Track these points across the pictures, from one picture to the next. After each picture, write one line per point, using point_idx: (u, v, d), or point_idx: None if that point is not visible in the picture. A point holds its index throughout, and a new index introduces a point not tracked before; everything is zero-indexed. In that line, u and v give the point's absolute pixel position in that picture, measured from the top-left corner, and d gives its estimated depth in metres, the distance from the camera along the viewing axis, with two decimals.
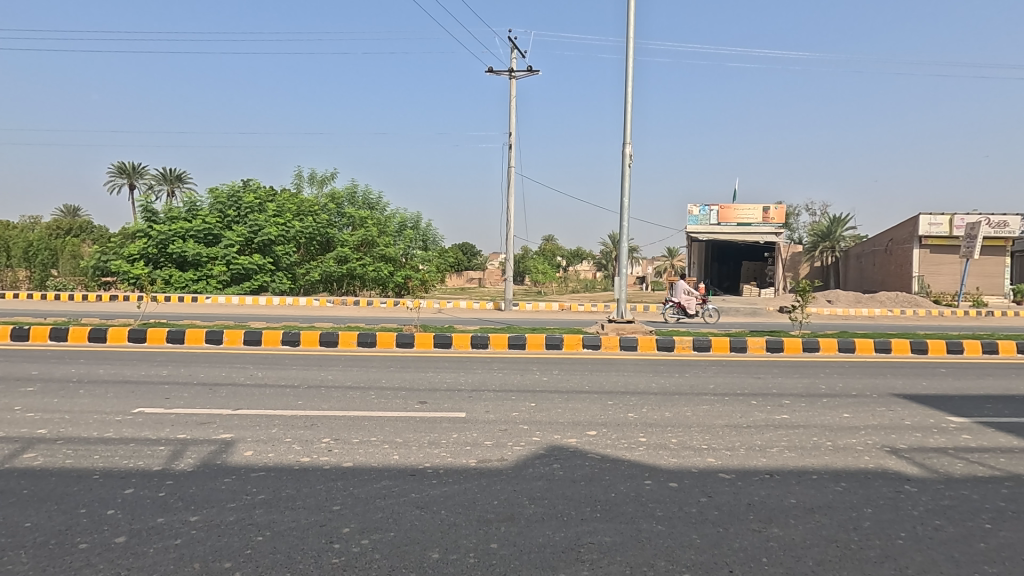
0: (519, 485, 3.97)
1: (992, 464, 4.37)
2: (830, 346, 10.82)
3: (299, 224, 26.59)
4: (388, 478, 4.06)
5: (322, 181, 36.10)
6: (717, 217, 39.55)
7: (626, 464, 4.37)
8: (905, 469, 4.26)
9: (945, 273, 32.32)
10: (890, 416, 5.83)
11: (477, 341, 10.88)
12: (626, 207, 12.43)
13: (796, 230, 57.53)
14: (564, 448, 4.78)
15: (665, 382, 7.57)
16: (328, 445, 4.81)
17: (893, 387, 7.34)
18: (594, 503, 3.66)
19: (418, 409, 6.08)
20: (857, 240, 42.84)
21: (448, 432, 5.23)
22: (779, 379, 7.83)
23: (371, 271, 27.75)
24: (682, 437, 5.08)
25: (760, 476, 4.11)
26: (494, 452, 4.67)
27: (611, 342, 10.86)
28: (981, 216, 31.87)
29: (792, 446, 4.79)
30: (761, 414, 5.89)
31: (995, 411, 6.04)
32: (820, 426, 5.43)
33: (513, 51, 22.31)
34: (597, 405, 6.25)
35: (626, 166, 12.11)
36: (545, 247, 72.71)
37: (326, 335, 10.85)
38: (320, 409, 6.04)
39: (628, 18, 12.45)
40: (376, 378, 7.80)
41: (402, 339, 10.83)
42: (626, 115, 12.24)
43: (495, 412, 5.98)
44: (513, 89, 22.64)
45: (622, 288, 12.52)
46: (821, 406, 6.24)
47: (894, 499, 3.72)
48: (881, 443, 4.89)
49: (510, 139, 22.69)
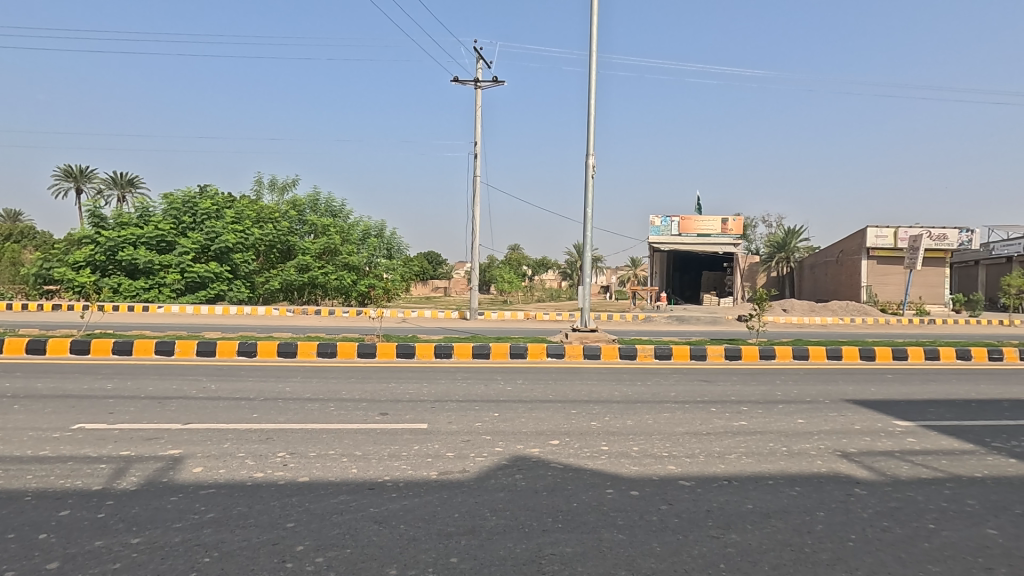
0: (481, 497, 3.91)
1: (934, 466, 4.57)
2: (785, 354, 11.12)
3: (259, 231, 25.91)
4: (345, 493, 3.95)
5: (282, 188, 35.56)
6: (678, 228, 40.32)
7: (589, 473, 4.38)
8: (856, 472, 4.41)
9: (891, 283, 33.89)
10: (842, 421, 6.03)
11: (441, 351, 10.75)
12: (589, 217, 12.55)
13: (754, 241, 59.51)
14: (527, 458, 4.75)
15: (628, 391, 7.62)
16: (282, 460, 4.64)
17: (845, 393, 7.59)
18: (556, 514, 3.64)
19: (378, 421, 5.95)
20: (810, 251, 44.59)
21: (409, 444, 5.12)
22: (737, 386, 8.00)
23: (333, 280, 27.19)
24: (644, 444, 5.12)
25: (719, 483, 4.17)
26: (456, 464, 4.60)
27: (574, 351, 10.93)
28: (924, 228, 33.62)
29: (750, 453, 4.89)
30: (720, 420, 6.01)
31: (938, 415, 6.32)
32: (776, 431, 5.59)
33: (478, 61, 22.15)
34: (560, 414, 6.25)
35: (589, 176, 12.27)
36: (512, 257, 72.93)
37: (284, 346, 10.52)
38: (276, 421, 5.84)
39: (589, 34, 12.63)
40: (336, 389, 7.59)
41: (363, 349, 10.61)
42: (590, 127, 12.42)
43: (458, 423, 5.91)
44: (478, 100, 22.52)
45: (586, 296, 12.60)
46: (777, 412, 6.40)
47: (846, 502, 3.83)
48: (833, 448, 5.05)
49: (475, 148, 22.56)
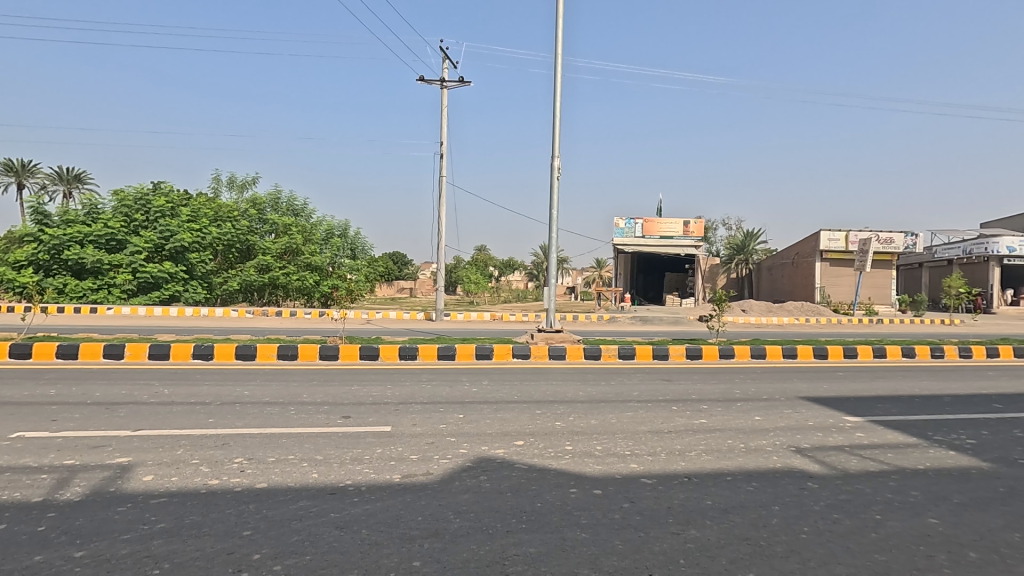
0: (445, 499, 3.89)
1: (881, 459, 4.78)
2: (744, 353, 11.45)
3: (216, 230, 25.08)
4: (305, 499, 3.86)
5: (242, 186, 34.56)
6: (642, 230, 41.00)
7: (553, 473, 4.41)
8: (809, 467, 4.57)
9: (843, 284, 35.32)
10: (796, 417, 6.25)
11: (406, 352, 10.63)
12: (555, 218, 12.62)
13: (714, 243, 61.07)
14: (492, 459, 4.75)
15: (593, 390, 7.71)
16: (239, 466, 4.50)
17: (799, 390, 7.87)
18: (520, 514, 3.64)
19: (340, 424, 5.84)
20: (768, 253, 46.05)
21: (372, 448, 5.04)
22: (698, 385, 8.19)
23: (295, 280, 26.55)
24: (607, 443, 5.18)
25: (680, 480, 4.26)
26: (419, 467, 4.55)
27: (540, 352, 10.99)
28: (873, 232, 35.16)
29: (709, 449, 5.02)
30: (681, 419, 6.14)
31: (884, 410, 6.63)
32: (734, 428, 5.74)
33: (444, 60, 22.02)
34: (525, 415, 6.27)
35: (554, 178, 12.35)
36: (479, 257, 72.76)
37: (243, 348, 10.21)
38: (233, 426, 5.66)
39: (554, 37, 12.71)
40: (297, 392, 7.42)
41: (325, 351, 10.40)
42: (555, 129, 12.51)
43: (422, 424, 5.86)
44: (444, 100, 22.40)
45: (552, 297, 12.70)
46: (735, 410, 6.59)
47: (799, 496, 3.97)
48: (788, 444, 5.23)
49: (441, 148, 22.39)
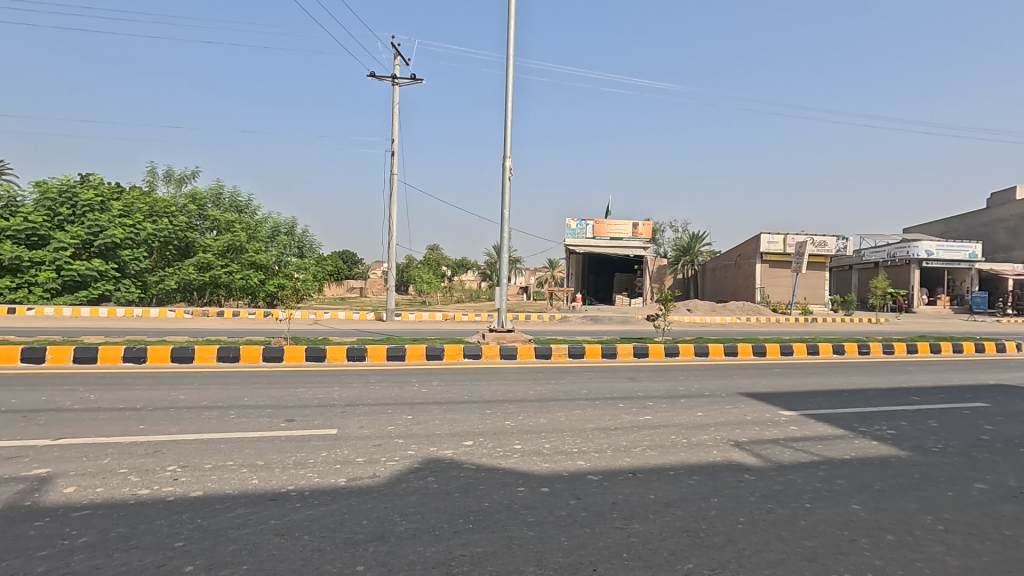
0: (391, 502, 3.83)
1: (812, 450, 5.05)
2: (688, 351, 11.86)
3: (152, 226, 23.78)
4: (244, 506, 3.71)
5: (180, 180, 32.92)
6: (593, 231, 41.72)
7: (501, 472, 4.42)
8: (746, 460, 4.77)
9: (781, 284, 37.11)
10: (735, 412, 6.52)
11: (354, 353, 10.41)
12: (506, 218, 12.66)
13: (662, 245, 62.89)
14: (440, 460, 4.71)
15: (543, 389, 7.79)
16: (173, 474, 4.28)
17: (739, 387, 8.21)
18: (467, 514, 3.63)
19: (283, 428, 5.66)
20: (712, 255, 47.80)
21: (316, 451, 4.91)
22: (645, 383, 8.41)
23: (238, 279, 25.52)
24: (556, 442, 5.24)
25: (625, 475, 4.36)
26: (366, 469, 4.47)
27: (491, 352, 11.02)
28: (808, 235, 37.06)
29: (654, 445, 5.16)
30: (628, 416, 6.28)
31: (816, 404, 7.01)
32: (677, 424, 5.93)
33: (396, 57, 21.75)
34: (475, 415, 6.25)
35: (506, 178, 12.39)
36: (432, 257, 72.14)
37: (179, 350, 9.73)
38: (166, 433, 5.37)
39: (506, 37, 12.75)
40: (238, 396, 7.13)
41: (269, 353, 10.05)
42: (506, 130, 12.54)
43: (370, 426, 5.75)
44: (396, 96, 22.09)
45: (503, 297, 12.73)
46: (679, 406, 6.80)
47: (736, 487, 4.14)
48: (727, 438, 5.44)
49: (392, 145, 22.05)
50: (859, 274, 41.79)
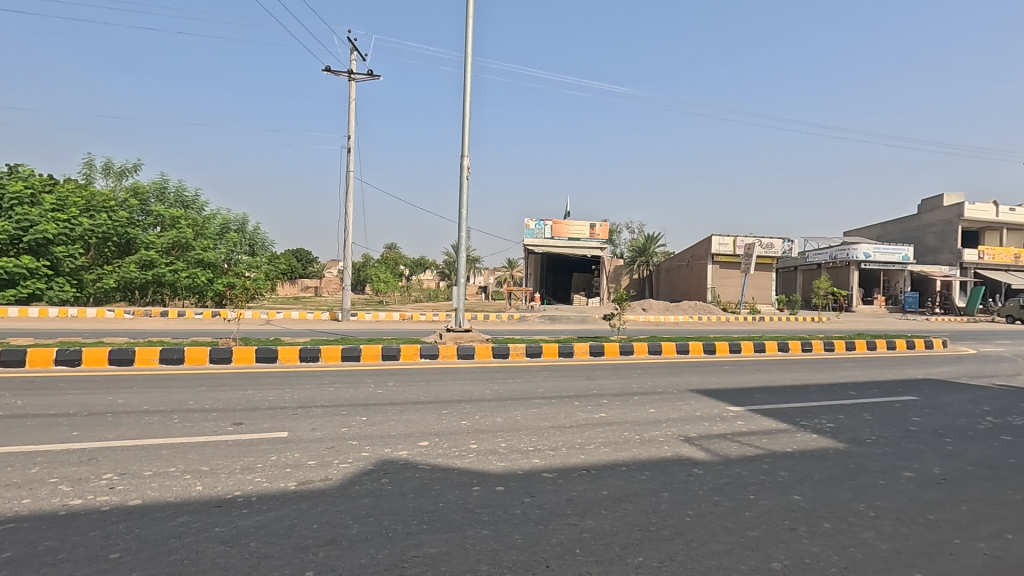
0: (343, 505, 3.76)
1: (757, 444, 5.26)
2: (642, 349, 12.13)
3: (89, 221, 22.48)
4: (186, 514, 3.56)
5: (120, 173, 31.28)
6: (551, 232, 42.08)
7: (457, 472, 4.40)
8: (696, 455, 4.93)
9: (731, 285, 38.44)
10: (686, 408, 6.71)
11: (307, 354, 10.14)
12: (464, 217, 12.61)
13: (619, 245, 64.06)
14: (395, 461, 4.65)
15: (500, 388, 7.81)
16: (109, 482, 4.07)
17: (690, 384, 8.46)
18: (422, 515, 3.60)
19: (230, 431, 5.46)
20: (667, 255, 49.02)
21: (265, 455, 4.76)
22: (600, 381, 8.54)
23: (184, 278, 24.44)
24: (512, 441, 5.27)
25: (579, 472, 4.42)
26: (317, 472, 4.36)
27: (448, 352, 10.96)
28: (756, 237, 38.52)
29: (607, 442, 5.25)
30: (583, 413, 6.38)
31: (761, 400, 7.30)
32: (631, 421, 6.06)
33: (353, 52, 21.31)
34: (431, 415, 6.21)
35: (464, 177, 12.34)
36: (390, 256, 71.12)
37: (118, 352, 9.24)
38: (102, 439, 5.10)
39: (464, 36, 12.70)
40: (182, 399, 6.82)
41: (217, 354, 9.68)
42: (464, 129, 12.50)
43: (322, 429, 5.62)
44: (353, 92, 21.65)
45: (461, 296, 12.68)
46: (633, 403, 6.95)
47: (686, 481, 4.27)
48: (678, 433, 5.60)
49: (348, 142, 21.60)
50: (803, 275, 43.73)
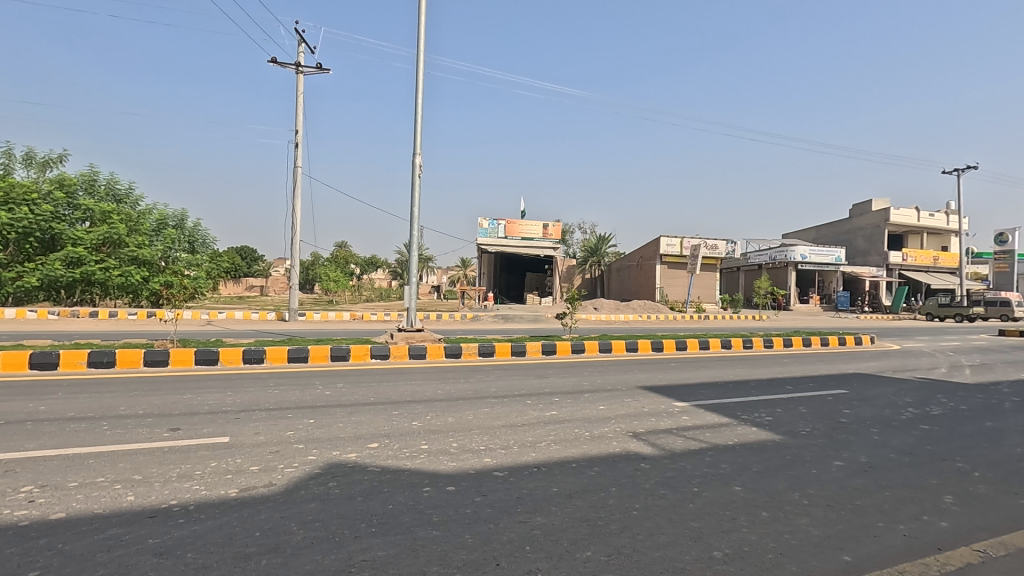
0: (288, 510, 3.64)
1: (701, 438, 5.45)
2: (593, 347, 12.35)
3: (7, 215, 20.82)
4: (116, 526, 3.36)
5: (42, 164, 29.13)
6: (504, 231, 42.18)
7: (407, 473, 4.35)
8: (643, 450, 5.06)
9: (678, 284, 39.65)
10: (634, 405, 6.88)
11: (250, 355, 9.77)
12: (416, 216, 12.45)
13: (571, 245, 64.93)
14: (343, 464, 4.54)
15: (452, 388, 7.77)
16: (30, 495, 3.79)
17: (639, 381, 8.67)
18: (370, 518, 3.54)
19: (166, 438, 5.19)
20: (617, 256, 50.05)
21: (204, 461, 4.55)
22: (552, 379, 8.63)
23: (116, 277, 23.04)
24: (463, 440, 5.24)
25: (529, 470, 4.45)
26: (260, 478, 4.21)
27: (400, 352, 10.81)
28: (702, 239, 39.87)
29: (558, 440, 5.32)
30: (534, 412, 6.42)
31: (705, 395, 7.56)
32: (581, 418, 6.15)
33: (300, 44, 20.68)
34: (381, 417, 6.10)
35: (416, 175, 12.19)
36: (340, 254, 69.47)
37: (41, 356, 8.62)
38: (21, 449, 4.74)
39: (416, 32, 12.54)
40: (113, 405, 6.44)
41: (152, 357, 9.18)
42: (416, 127, 12.35)
43: (266, 433, 5.43)
44: (301, 86, 21.00)
45: (412, 295, 12.52)
46: (583, 401, 7.06)
47: (633, 476, 4.37)
48: (626, 429, 5.73)
49: (296, 136, 20.93)
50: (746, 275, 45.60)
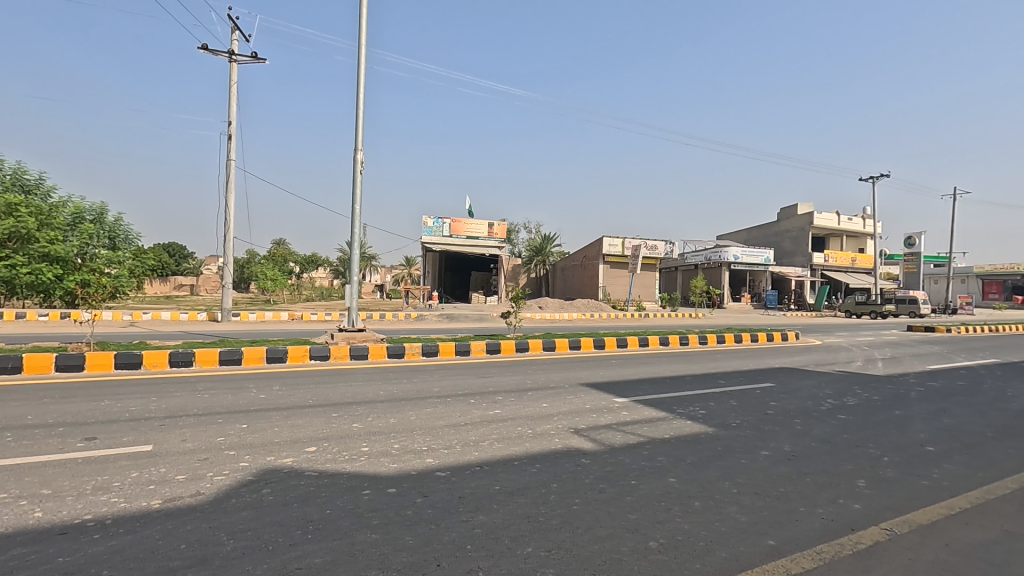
0: (218, 520, 3.47)
1: (639, 433, 5.62)
2: (537, 346, 12.47)
3: None
4: (21, 546, 3.09)
5: None
6: (449, 230, 41.93)
7: (345, 477, 4.24)
8: (584, 445, 5.16)
9: (620, 283, 40.72)
10: (576, 402, 7.00)
11: (178, 358, 9.23)
12: (358, 213, 12.17)
13: (516, 245, 65.34)
14: (277, 469, 4.37)
15: (394, 389, 7.65)
16: None
17: (581, 378, 8.84)
18: (307, 524, 3.43)
19: (81, 448, 4.83)
20: (562, 255, 50.81)
21: (125, 472, 4.27)
22: (496, 378, 8.66)
23: (24, 274, 21.21)
24: (405, 441, 5.17)
25: (471, 469, 4.44)
26: (187, 487, 3.99)
27: (341, 352, 10.54)
28: (643, 240, 41.10)
29: (501, 438, 5.34)
30: (478, 411, 6.41)
31: (644, 391, 7.81)
32: (524, 416, 6.20)
33: (234, 31, 19.74)
34: (320, 419, 5.92)
35: (357, 171, 11.91)
36: (278, 251, 66.88)
37: None
38: None
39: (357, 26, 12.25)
40: (19, 414, 5.92)
41: (66, 361, 8.51)
42: (358, 122, 12.06)
43: (195, 439, 5.15)
44: (235, 75, 20.06)
45: (354, 294, 12.23)
46: (527, 399, 7.12)
47: (574, 472, 4.45)
48: (568, 426, 5.82)
49: (229, 128, 19.98)
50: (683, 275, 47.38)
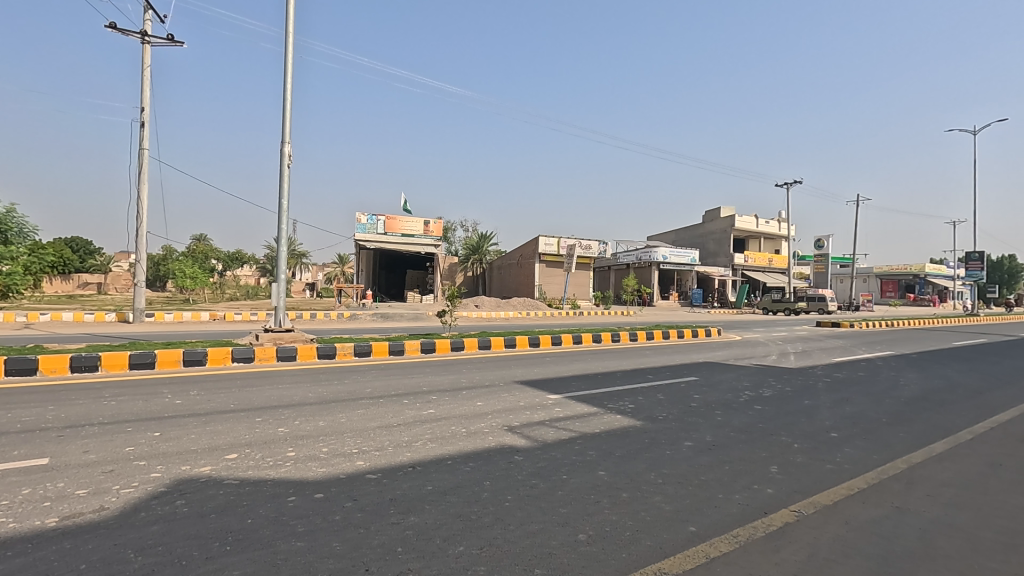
0: (125, 536, 3.22)
1: (571, 428, 5.74)
2: (472, 345, 12.44)
3: None
4: None
5: None
6: (384, 227, 41.06)
7: (269, 483, 4.05)
8: (517, 442, 5.20)
9: (556, 282, 41.39)
10: (511, 399, 7.05)
11: (81, 363, 8.47)
12: (285, 209, 11.64)
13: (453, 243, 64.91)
14: (194, 479, 4.11)
15: (324, 391, 7.39)
16: None
17: (515, 376, 8.91)
18: (225, 536, 3.25)
19: None
20: (498, 254, 51.00)
21: (15, 489, 3.87)
22: (430, 378, 8.56)
23: None
24: (334, 444, 5.01)
25: (403, 471, 4.37)
26: (90, 503, 3.67)
27: (266, 354, 10.07)
28: (577, 240, 41.97)
29: (434, 438, 5.28)
30: (411, 411, 6.32)
31: (577, 387, 7.98)
32: (458, 415, 6.17)
33: (146, 11, 18.34)
34: (242, 424, 5.63)
35: (284, 165, 11.40)
36: (198, 248, 62.92)
37: None
38: None
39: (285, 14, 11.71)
40: None
41: None
42: (285, 114, 11.55)
43: (99, 450, 4.75)
44: (148, 58, 18.66)
45: (280, 293, 11.71)
46: (461, 398, 7.09)
47: (507, 469, 4.48)
48: (502, 424, 5.85)
49: (142, 115, 18.57)
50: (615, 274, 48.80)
